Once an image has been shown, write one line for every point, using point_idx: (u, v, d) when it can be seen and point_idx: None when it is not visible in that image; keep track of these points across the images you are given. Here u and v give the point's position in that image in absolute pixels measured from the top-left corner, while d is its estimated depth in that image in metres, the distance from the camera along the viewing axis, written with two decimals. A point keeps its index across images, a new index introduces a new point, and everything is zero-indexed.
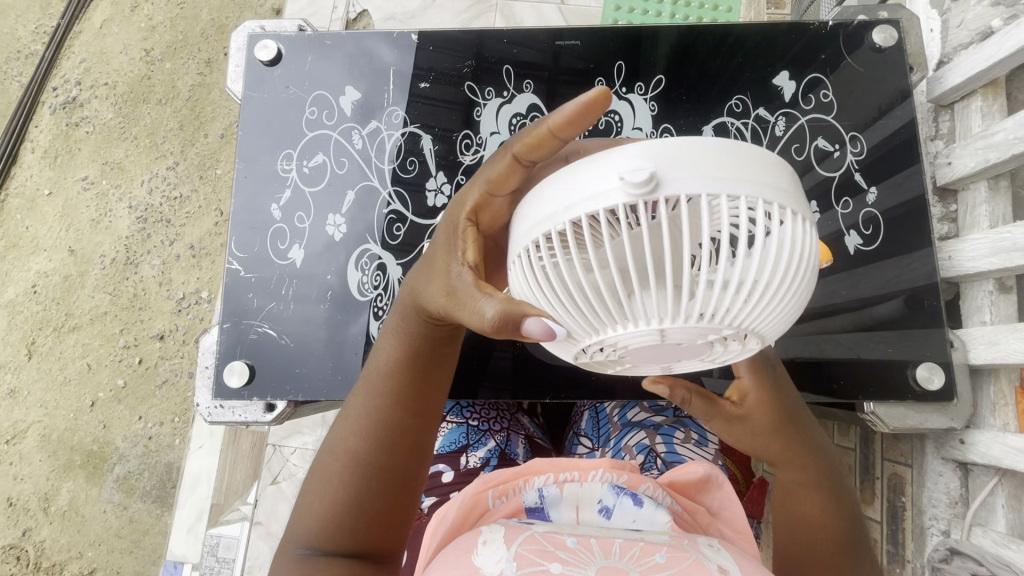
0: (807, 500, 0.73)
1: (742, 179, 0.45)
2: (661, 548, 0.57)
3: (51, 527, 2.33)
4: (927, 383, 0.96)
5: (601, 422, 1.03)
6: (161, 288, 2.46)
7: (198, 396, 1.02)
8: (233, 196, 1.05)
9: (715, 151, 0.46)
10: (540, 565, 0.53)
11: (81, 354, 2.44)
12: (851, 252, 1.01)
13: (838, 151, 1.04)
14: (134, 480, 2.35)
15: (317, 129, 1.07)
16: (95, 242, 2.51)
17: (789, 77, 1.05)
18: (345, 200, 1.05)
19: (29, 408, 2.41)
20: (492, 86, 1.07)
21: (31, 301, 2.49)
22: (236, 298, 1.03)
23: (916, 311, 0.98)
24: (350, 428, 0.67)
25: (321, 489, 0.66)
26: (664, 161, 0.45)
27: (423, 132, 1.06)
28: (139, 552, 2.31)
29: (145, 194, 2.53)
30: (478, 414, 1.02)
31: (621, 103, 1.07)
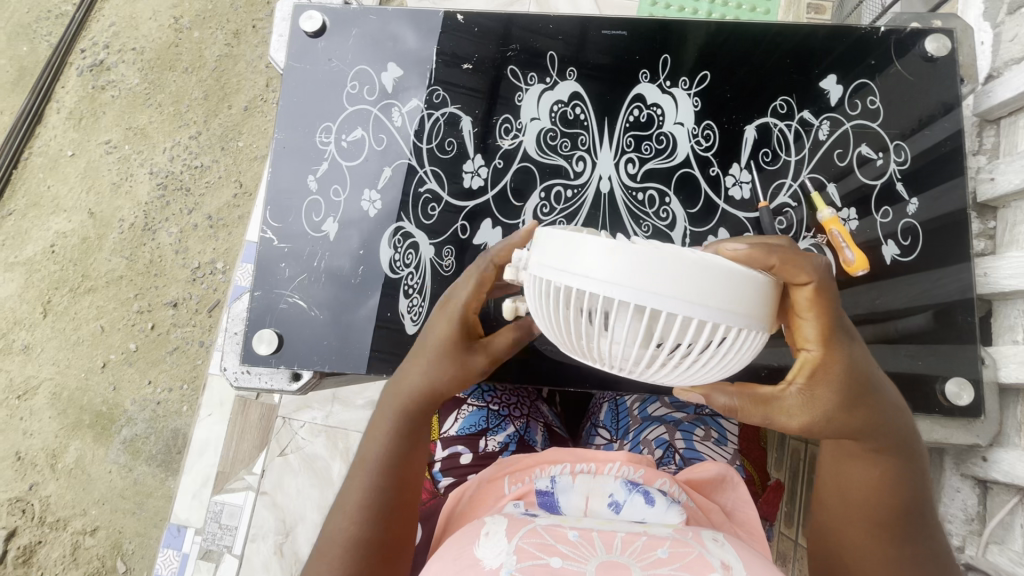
0: (866, 474, 0.69)
1: (716, 304, 0.51)
2: (663, 543, 0.59)
3: (57, 484, 2.37)
4: (955, 398, 0.96)
5: (620, 415, 1.03)
6: (177, 255, 2.48)
7: (226, 359, 1.03)
8: (270, 165, 1.05)
9: (705, 275, 0.50)
10: (540, 559, 0.55)
11: (96, 316, 2.46)
12: (888, 262, 1.00)
13: (882, 158, 1.02)
14: (140, 443, 2.39)
15: (357, 104, 1.06)
16: (114, 206, 2.53)
17: (836, 81, 1.03)
18: (382, 176, 1.05)
19: (42, 364, 2.44)
20: (535, 71, 1.07)
21: (49, 261, 2.51)
22: (268, 267, 1.03)
23: (946, 326, 0.98)
24: (344, 512, 0.71)
25: (323, 572, 0.67)
26: (648, 273, 0.50)
27: (463, 114, 1.06)
28: (141, 514, 2.35)
29: (166, 161, 2.55)
30: (500, 398, 1.02)
31: (664, 96, 1.05)
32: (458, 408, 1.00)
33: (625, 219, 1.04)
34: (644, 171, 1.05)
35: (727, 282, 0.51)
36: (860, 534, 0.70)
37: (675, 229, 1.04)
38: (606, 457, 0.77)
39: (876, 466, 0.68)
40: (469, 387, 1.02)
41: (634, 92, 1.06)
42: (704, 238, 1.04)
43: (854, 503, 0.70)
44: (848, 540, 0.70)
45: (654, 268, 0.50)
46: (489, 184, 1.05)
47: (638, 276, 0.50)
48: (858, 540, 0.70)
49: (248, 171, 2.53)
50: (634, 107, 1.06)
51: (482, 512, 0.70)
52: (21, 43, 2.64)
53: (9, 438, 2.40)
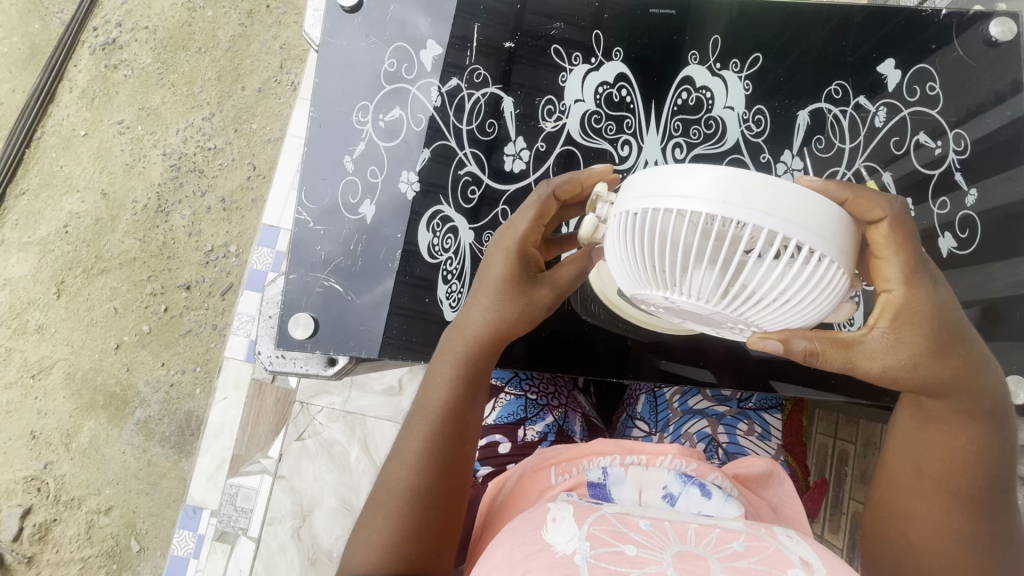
0: (949, 437, 0.67)
1: (799, 225, 0.53)
2: (737, 536, 0.58)
3: (71, 463, 2.38)
4: None
5: (659, 406, 1.01)
6: (190, 238, 2.47)
7: (260, 343, 1.01)
8: (306, 143, 1.02)
9: (791, 195, 0.52)
10: (615, 547, 0.54)
11: (109, 297, 2.46)
12: (944, 255, 0.97)
13: (940, 147, 0.99)
14: (154, 424, 2.40)
15: (396, 82, 1.03)
16: (128, 187, 2.52)
17: (894, 66, 1.00)
18: (421, 157, 1.03)
19: (55, 344, 2.44)
20: (580, 51, 1.04)
21: (63, 241, 2.50)
22: (302, 249, 1.00)
23: (994, 323, 0.95)
24: (402, 463, 0.68)
25: (380, 524, 0.66)
26: (735, 192, 0.52)
27: (505, 94, 1.03)
28: (155, 494, 2.37)
29: (179, 142, 2.52)
30: (537, 387, 1.00)
31: (714, 79, 1.02)
32: (495, 397, 0.99)
33: None
34: (691, 157, 1.03)
35: (811, 206, 0.53)
36: (934, 501, 0.69)
37: None
38: (656, 449, 0.74)
39: (963, 429, 0.67)
40: (506, 375, 1.01)
41: (681, 75, 1.02)
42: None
43: (928, 465, 0.69)
44: (920, 506, 0.70)
45: (742, 185, 0.52)
46: (532, 167, 1.02)
47: (731, 198, 0.53)
48: (930, 508, 0.69)
49: (262, 153, 2.51)
50: (682, 90, 1.02)
51: (528, 503, 0.68)
52: (32, 20, 2.60)
53: (23, 417, 2.41)
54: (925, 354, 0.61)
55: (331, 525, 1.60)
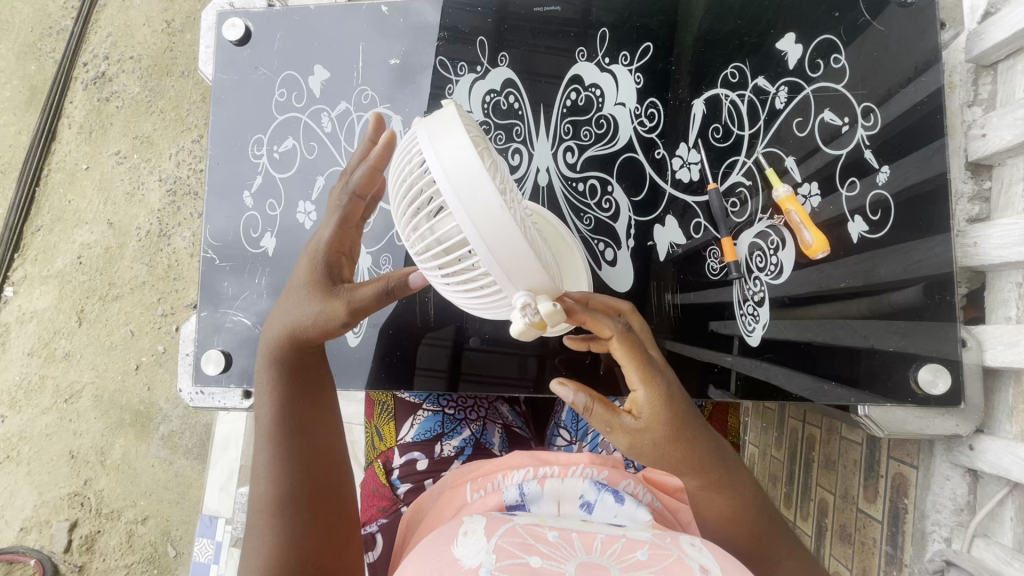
0: (713, 506, 0.75)
1: (484, 232, 0.55)
2: (643, 544, 0.56)
3: (108, 478, 2.54)
4: (930, 386, 0.94)
5: (581, 415, 1.03)
6: (193, 259, 2.58)
7: (181, 381, 1.04)
8: (208, 181, 1.05)
9: (497, 214, 0.55)
10: (519, 558, 0.53)
11: (124, 321, 2.59)
12: (856, 240, 0.98)
13: (847, 125, 1.01)
14: (177, 438, 2.55)
15: (286, 112, 1.05)
16: (130, 215, 2.62)
17: (795, 41, 1.03)
18: (314, 186, 1.04)
19: (82, 369, 2.59)
20: (465, 61, 1.06)
21: (78, 272, 2.64)
22: (211, 286, 1.02)
23: (932, 303, 0.96)
24: (262, 474, 0.78)
25: (260, 534, 0.75)
26: (461, 175, 0.55)
27: (393, 113, 1.05)
28: (184, 503, 2.52)
29: (173, 167, 2.61)
30: (455, 402, 1.05)
31: (604, 75, 1.07)
32: (413, 413, 1.04)
33: (566, 212, 1.06)
34: (584, 160, 1.06)
35: (507, 231, 0.55)
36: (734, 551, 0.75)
37: (618, 220, 1.05)
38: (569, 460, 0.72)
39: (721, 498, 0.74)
40: (423, 394, 1.06)
41: (570, 74, 1.07)
42: (651, 228, 1.05)
43: (718, 526, 0.75)
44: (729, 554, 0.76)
45: (471, 172, 0.55)
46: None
47: (463, 176, 0.55)
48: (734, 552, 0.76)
49: None
50: (571, 89, 1.07)
51: (441, 524, 0.68)
52: (29, 62, 2.71)
53: (61, 438, 2.58)
54: (666, 435, 0.70)
55: None
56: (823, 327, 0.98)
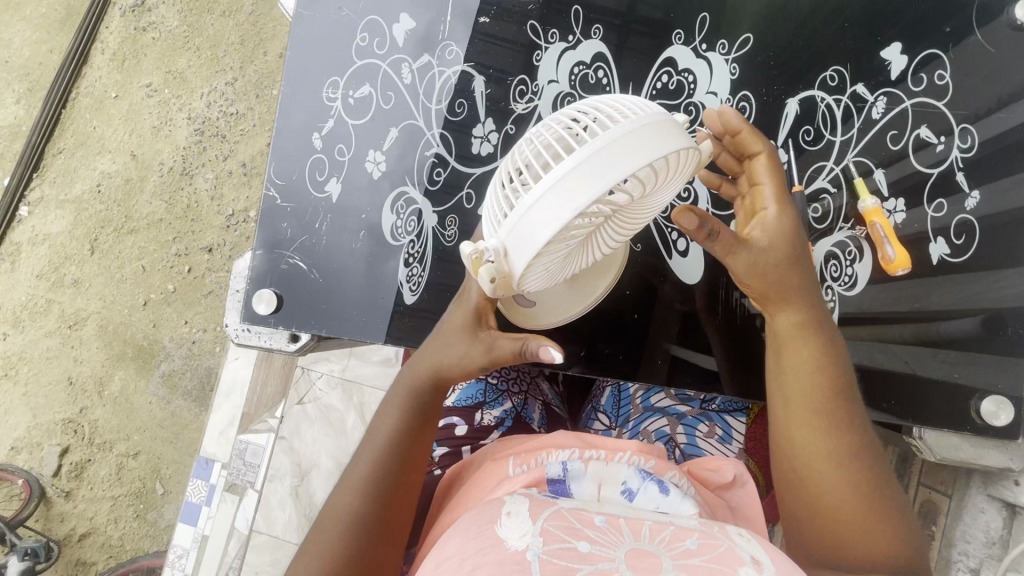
0: (800, 359, 0.70)
1: (533, 204, 0.50)
2: (692, 533, 0.55)
3: (104, 409, 2.54)
4: (991, 417, 0.89)
5: (622, 401, 0.98)
6: (212, 202, 2.55)
7: (228, 316, 1.01)
8: (277, 118, 1.01)
9: (548, 219, 0.49)
10: (568, 543, 0.53)
11: (137, 256, 2.57)
12: (934, 262, 0.89)
13: (943, 144, 0.89)
14: (178, 377, 2.54)
15: (366, 58, 1.01)
16: (155, 150, 2.59)
17: (900, 51, 0.91)
18: (388, 137, 1.00)
19: (89, 298, 2.58)
20: (557, 28, 0.98)
21: (96, 200, 2.61)
22: (270, 226, 0.99)
23: (995, 335, 0.89)
24: (345, 491, 0.68)
25: (310, 575, 0.63)
26: (594, 165, 0.49)
27: (477, 73, 0.99)
28: (178, 443, 2.52)
29: (203, 107, 2.57)
30: (497, 372, 0.99)
31: (698, 61, 0.96)
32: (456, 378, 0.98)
33: None
34: None
35: (537, 230, 0.50)
36: (807, 432, 0.68)
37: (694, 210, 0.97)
38: (615, 446, 0.71)
39: (802, 344, 0.70)
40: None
41: (663, 56, 0.96)
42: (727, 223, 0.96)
43: (794, 397, 0.70)
44: (806, 443, 0.68)
45: (597, 177, 0.48)
46: (499, 150, 0.98)
47: (586, 168, 0.49)
48: (810, 440, 0.68)
49: None
50: (662, 72, 0.96)
51: (481, 497, 0.67)
52: None
53: (61, 364, 2.56)
54: (783, 262, 0.68)
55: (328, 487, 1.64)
56: (861, 349, 0.91)
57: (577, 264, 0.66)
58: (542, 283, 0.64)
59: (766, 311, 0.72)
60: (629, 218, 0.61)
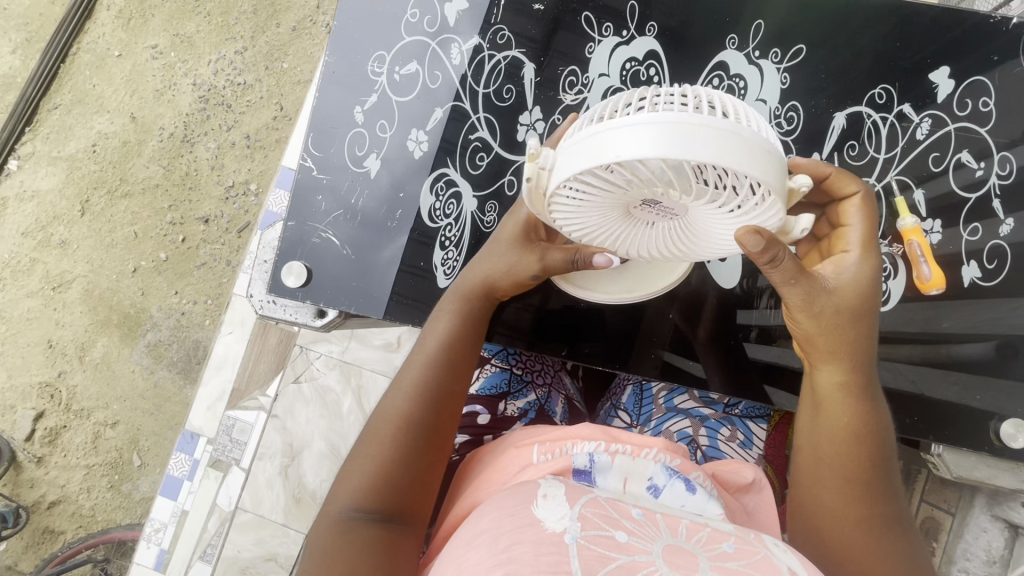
0: (840, 418, 0.64)
1: (595, 131, 0.48)
2: (727, 537, 0.56)
3: (83, 375, 2.46)
4: (1010, 440, 0.84)
5: (644, 400, 0.95)
6: (212, 171, 2.47)
7: (254, 288, 0.97)
8: (316, 91, 0.94)
9: (611, 151, 0.47)
10: (605, 532, 0.54)
11: (130, 221, 2.50)
12: (965, 285, 0.85)
13: (983, 169, 0.86)
14: (163, 347, 2.45)
15: (415, 34, 0.94)
16: (156, 113, 2.51)
17: (948, 74, 0.87)
18: (432, 117, 0.94)
19: (76, 261, 2.50)
20: (611, 21, 0.91)
21: (90, 159, 2.53)
22: (303, 197, 0.93)
23: (1010, 358, 0.85)
24: (398, 395, 0.72)
25: (369, 470, 0.68)
26: (667, 134, 0.45)
27: (527, 59, 0.92)
28: (159, 415, 2.44)
29: (209, 74, 2.49)
30: (523, 364, 0.98)
31: (750, 68, 0.89)
32: (480, 366, 0.97)
33: None
34: None
35: (586, 152, 0.48)
36: (836, 496, 0.64)
37: None
38: (642, 441, 0.71)
39: (845, 405, 0.63)
40: (494, 347, 0.99)
41: (715, 60, 0.89)
42: None
43: (831, 459, 0.64)
44: (830, 504, 0.64)
45: (661, 144, 0.45)
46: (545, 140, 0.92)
47: (672, 131, 0.45)
48: (838, 503, 0.64)
49: (291, 94, 2.45)
50: (714, 75, 0.90)
51: (506, 480, 0.68)
52: None
53: (41, 325, 2.48)
54: (848, 315, 0.61)
55: (319, 468, 1.58)
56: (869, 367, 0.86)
57: (613, 241, 0.61)
58: (573, 230, 0.61)
59: (809, 363, 0.65)
60: (684, 224, 0.56)
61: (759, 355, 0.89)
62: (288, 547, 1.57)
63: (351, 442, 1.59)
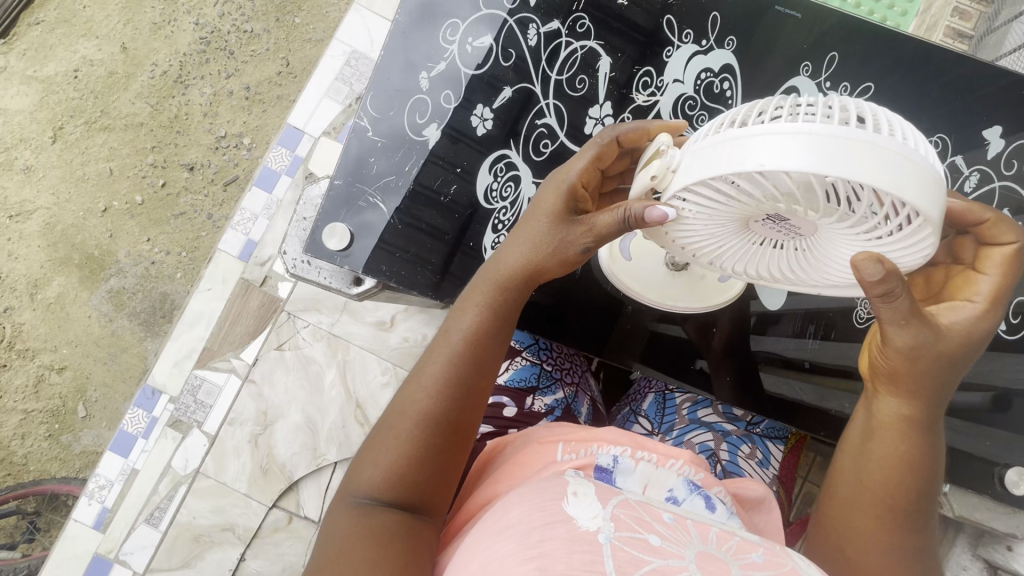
0: (889, 447, 0.66)
1: (738, 135, 0.48)
2: (756, 547, 0.49)
3: (32, 314, 2.18)
4: (1012, 486, 0.87)
5: (666, 410, 0.95)
6: (205, 118, 2.22)
7: (288, 244, 0.89)
8: (381, 49, 0.90)
9: (757, 160, 0.46)
10: (637, 534, 0.47)
11: (106, 157, 2.24)
12: (989, 335, 0.90)
13: (1019, 229, 0.90)
14: (126, 296, 2.18)
15: (493, 8, 0.90)
16: (150, 48, 2.26)
17: (1000, 134, 0.90)
18: (500, 95, 0.91)
19: (40, 191, 2.23)
20: (692, 29, 0.90)
21: (70, 84, 2.27)
22: (355, 156, 0.89)
23: (1005, 410, 0.89)
24: (419, 388, 0.66)
25: (382, 464, 0.63)
26: (819, 146, 0.44)
27: (604, 53, 0.90)
28: (113, 366, 2.15)
29: (215, 16, 2.25)
30: (553, 359, 0.97)
31: (818, 98, 0.91)
32: (511, 357, 0.96)
33: None
34: None
35: (724, 159, 0.49)
36: (870, 520, 0.66)
37: None
38: (666, 452, 0.68)
39: (905, 439, 0.65)
40: (526, 339, 0.97)
41: (787, 84, 0.91)
42: None
43: (879, 487, 0.66)
44: (858, 526, 0.66)
45: (811, 157, 0.44)
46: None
47: (827, 146, 0.44)
48: (868, 527, 0.66)
49: (299, 52, 2.23)
50: (783, 100, 0.91)
51: (530, 474, 0.64)
52: None
53: None
54: (940, 360, 0.61)
55: (292, 440, 1.52)
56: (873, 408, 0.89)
57: (718, 247, 0.63)
58: (683, 232, 0.62)
59: (874, 390, 0.68)
60: (811, 240, 0.57)
61: (774, 387, 0.91)
62: (246, 519, 1.51)
63: (329, 418, 1.53)
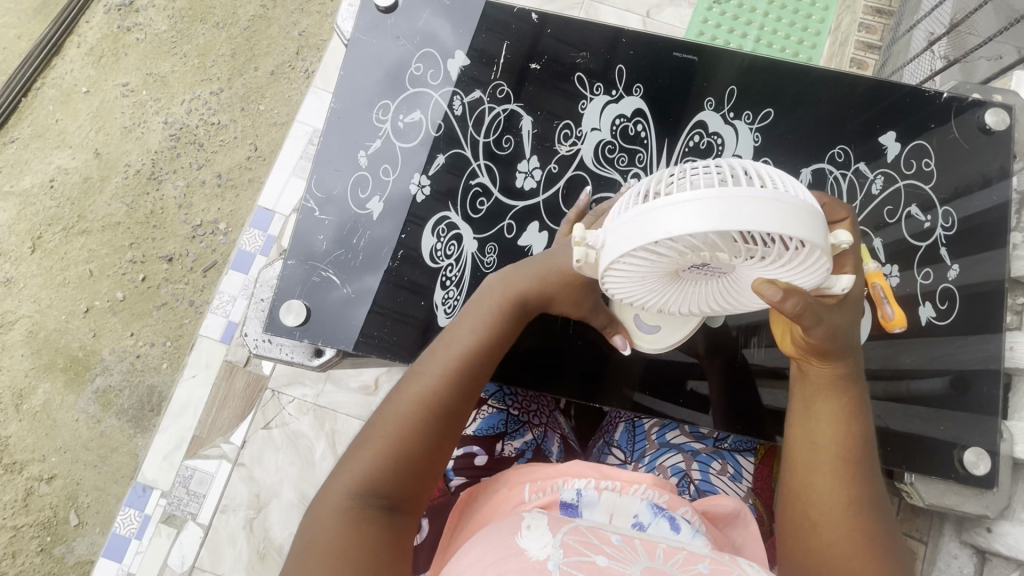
0: (827, 404, 0.70)
1: (645, 211, 0.54)
2: (702, 558, 0.50)
3: (19, 425, 2.15)
4: (972, 467, 0.91)
5: (637, 436, 0.96)
6: (179, 210, 2.29)
7: (247, 326, 0.94)
8: (322, 134, 0.96)
9: (667, 228, 0.52)
10: (586, 557, 0.48)
11: (85, 259, 2.28)
12: (923, 323, 0.94)
13: (929, 221, 0.96)
14: (113, 394, 2.17)
15: (419, 86, 0.98)
16: (122, 150, 2.35)
17: (895, 138, 0.97)
18: (434, 162, 0.97)
19: (21, 300, 2.25)
20: (602, 82, 0.98)
21: (46, 196, 2.33)
22: (304, 237, 0.94)
23: (955, 392, 0.92)
24: (422, 380, 0.66)
25: (376, 455, 0.62)
26: (710, 209, 0.51)
27: (525, 112, 0.98)
28: (103, 468, 2.11)
29: (182, 113, 2.36)
30: (519, 403, 0.99)
31: (726, 127, 0.98)
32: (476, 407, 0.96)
33: None
34: None
35: (639, 232, 0.55)
36: (827, 482, 0.67)
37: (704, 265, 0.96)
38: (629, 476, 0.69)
39: (828, 399, 0.69)
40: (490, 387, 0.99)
41: (695, 118, 0.98)
42: None
43: (823, 450, 0.68)
44: (821, 491, 0.67)
45: (713, 218, 0.50)
46: (542, 187, 0.98)
47: (717, 207, 0.51)
48: (833, 489, 0.66)
49: (265, 136, 2.33)
50: (695, 132, 0.98)
51: (495, 512, 0.67)
52: None
53: None
54: (844, 328, 0.65)
55: (287, 519, 1.49)
56: None
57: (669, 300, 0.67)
58: (631, 297, 0.66)
59: (804, 362, 0.71)
60: (736, 283, 0.62)
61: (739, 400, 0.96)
62: None
63: None
